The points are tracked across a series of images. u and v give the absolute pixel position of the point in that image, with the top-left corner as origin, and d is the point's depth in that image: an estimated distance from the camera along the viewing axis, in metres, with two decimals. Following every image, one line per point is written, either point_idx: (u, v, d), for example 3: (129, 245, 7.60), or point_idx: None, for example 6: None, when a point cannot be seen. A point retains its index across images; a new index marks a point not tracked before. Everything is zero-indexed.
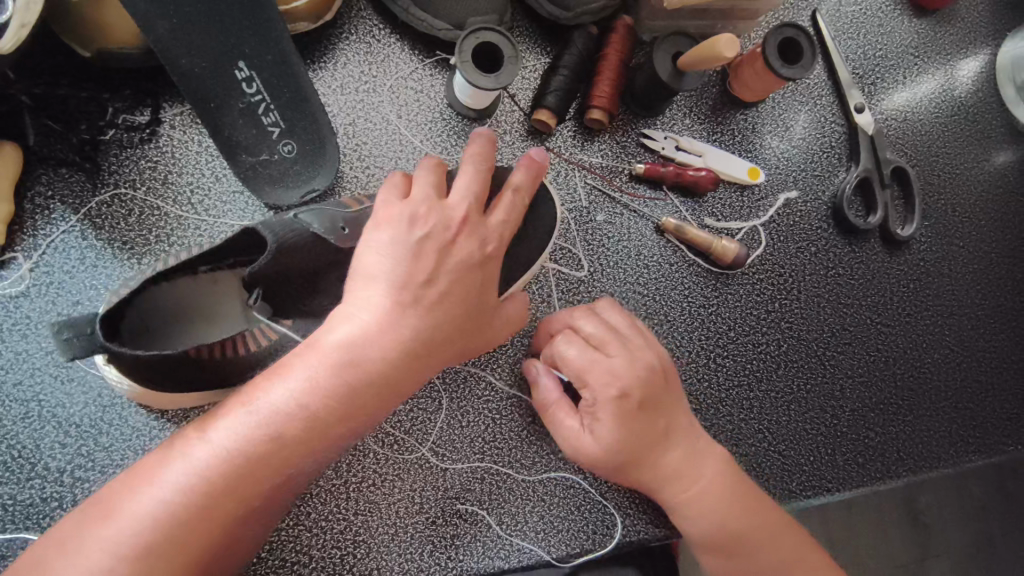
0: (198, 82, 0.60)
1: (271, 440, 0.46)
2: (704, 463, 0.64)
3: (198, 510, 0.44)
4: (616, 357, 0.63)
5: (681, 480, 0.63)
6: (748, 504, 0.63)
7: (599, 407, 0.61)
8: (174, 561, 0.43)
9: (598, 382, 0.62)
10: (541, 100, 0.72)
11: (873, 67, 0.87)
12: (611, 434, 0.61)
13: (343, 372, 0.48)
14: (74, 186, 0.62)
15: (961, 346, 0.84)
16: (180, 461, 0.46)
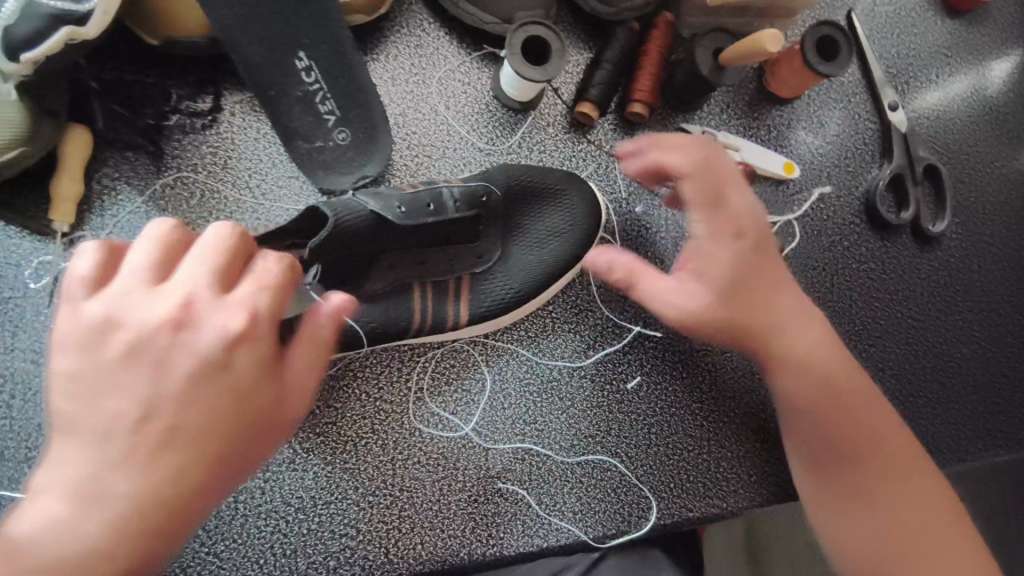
0: (261, 70, 0.63)
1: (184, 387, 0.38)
2: (810, 321, 0.61)
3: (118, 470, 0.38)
4: (730, 194, 0.56)
5: (795, 332, 0.60)
6: (860, 385, 0.61)
7: (716, 222, 0.56)
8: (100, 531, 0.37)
9: (718, 229, 0.56)
10: (584, 93, 0.74)
11: (906, 66, 0.88)
12: (736, 261, 0.56)
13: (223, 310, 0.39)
14: (139, 169, 0.65)
15: (990, 341, 0.85)
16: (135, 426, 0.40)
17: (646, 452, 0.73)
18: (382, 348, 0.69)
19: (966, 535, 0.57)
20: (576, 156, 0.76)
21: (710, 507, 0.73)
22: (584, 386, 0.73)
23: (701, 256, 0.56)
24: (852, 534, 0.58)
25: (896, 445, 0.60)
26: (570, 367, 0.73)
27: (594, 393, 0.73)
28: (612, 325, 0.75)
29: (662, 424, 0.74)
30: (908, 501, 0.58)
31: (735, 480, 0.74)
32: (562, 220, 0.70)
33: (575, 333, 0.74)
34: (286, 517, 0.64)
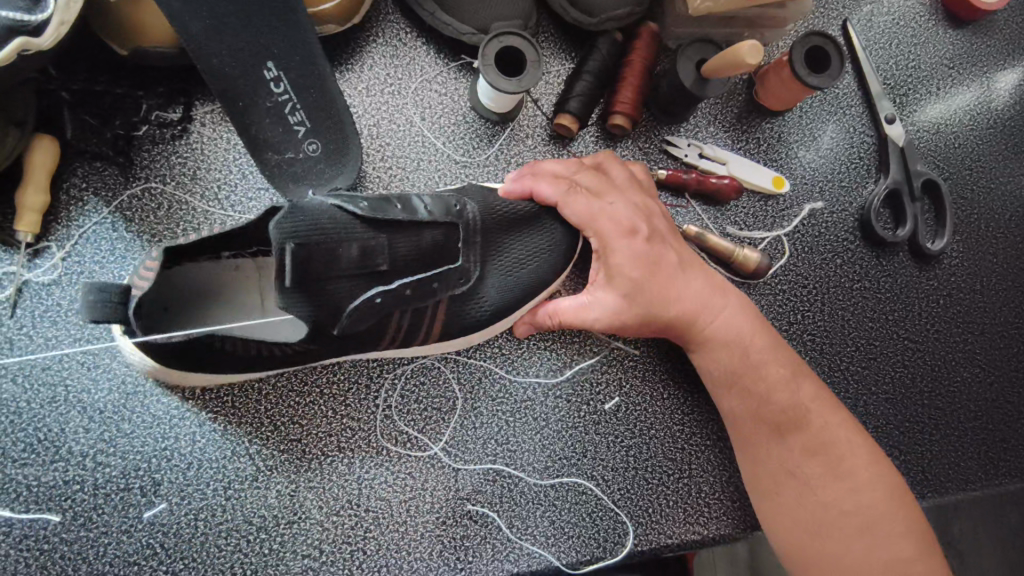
0: (229, 80, 0.62)
1: None
2: (725, 301, 0.66)
3: None
4: (616, 200, 0.65)
5: (710, 317, 0.64)
6: (782, 360, 0.65)
7: (607, 229, 0.64)
8: None
9: (608, 232, 0.64)
10: (564, 104, 0.72)
11: (905, 78, 0.85)
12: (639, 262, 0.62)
13: None
14: (107, 179, 0.64)
15: (994, 365, 0.81)
16: None
17: (624, 475, 0.70)
18: (351, 362, 0.68)
19: (882, 497, 0.60)
20: None
21: (690, 534, 0.70)
22: (559, 406, 0.71)
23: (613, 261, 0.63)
24: (780, 510, 0.62)
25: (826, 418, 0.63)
26: (546, 386, 0.71)
27: (570, 413, 0.71)
28: (589, 342, 0.72)
29: (641, 446, 0.71)
30: (834, 470, 0.61)
31: (718, 506, 0.71)
32: (542, 243, 0.67)
33: (552, 351, 0.72)
34: (247, 536, 0.63)
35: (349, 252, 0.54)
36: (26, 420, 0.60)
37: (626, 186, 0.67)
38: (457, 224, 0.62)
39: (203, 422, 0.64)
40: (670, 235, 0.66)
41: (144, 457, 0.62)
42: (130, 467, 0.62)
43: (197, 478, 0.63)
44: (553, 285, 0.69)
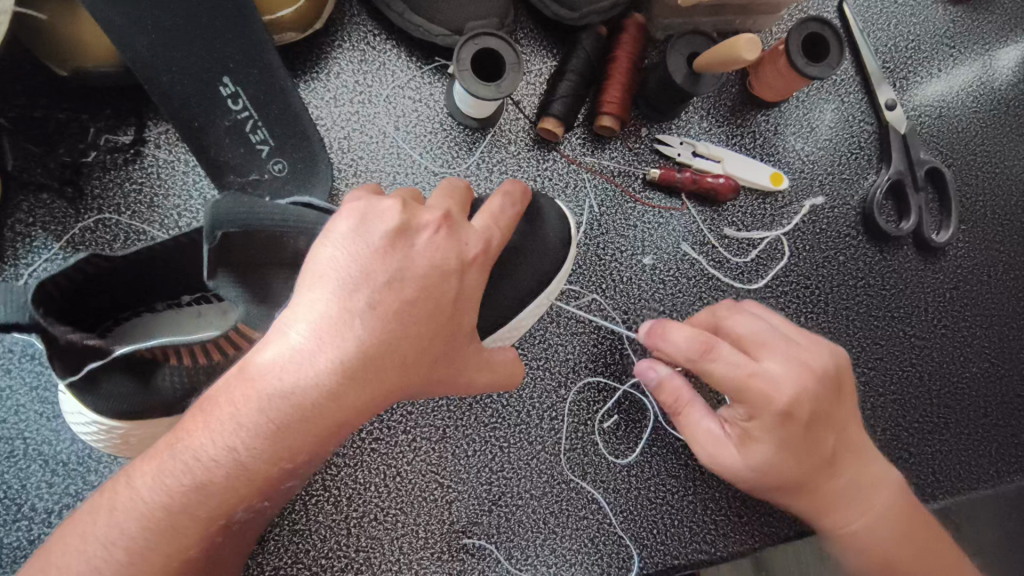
0: (181, 100, 0.57)
1: (191, 489, 0.40)
2: (873, 494, 0.58)
3: (267, 439, 0.40)
4: (770, 347, 0.52)
5: (850, 512, 0.57)
6: (926, 554, 0.58)
7: (757, 423, 0.52)
8: (290, 434, 0.40)
9: (758, 424, 0.52)
10: (548, 107, 0.67)
11: (904, 60, 0.81)
12: (757, 458, 0.53)
13: (192, 490, 0.40)
14: (55, 212, 0.59)
15: (1003, 358, 0.78)
16: (199, 430, 0.41)
17: (626, 497, 0.67)
18: None
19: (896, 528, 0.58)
20: (542, 175, 0.70)
21: (698, 553, 0.67)
22: (555, 429, 0.67)
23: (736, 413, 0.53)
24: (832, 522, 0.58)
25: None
26: (540, 409, 0.67)
27: (568, 434, 0.67)
28: (584, 359, 0.68)
29: (644, 465, 0.68)
30: (862, 515, 0.58)
31: (725, 523, 0.68)
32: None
33: (545, 370, 0.68)
34: None
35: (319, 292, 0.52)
36: None
37: (826, 374, 0.52)
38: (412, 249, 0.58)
39: None
40: (845, 422, 0.56)
41: None
42: None
43: None
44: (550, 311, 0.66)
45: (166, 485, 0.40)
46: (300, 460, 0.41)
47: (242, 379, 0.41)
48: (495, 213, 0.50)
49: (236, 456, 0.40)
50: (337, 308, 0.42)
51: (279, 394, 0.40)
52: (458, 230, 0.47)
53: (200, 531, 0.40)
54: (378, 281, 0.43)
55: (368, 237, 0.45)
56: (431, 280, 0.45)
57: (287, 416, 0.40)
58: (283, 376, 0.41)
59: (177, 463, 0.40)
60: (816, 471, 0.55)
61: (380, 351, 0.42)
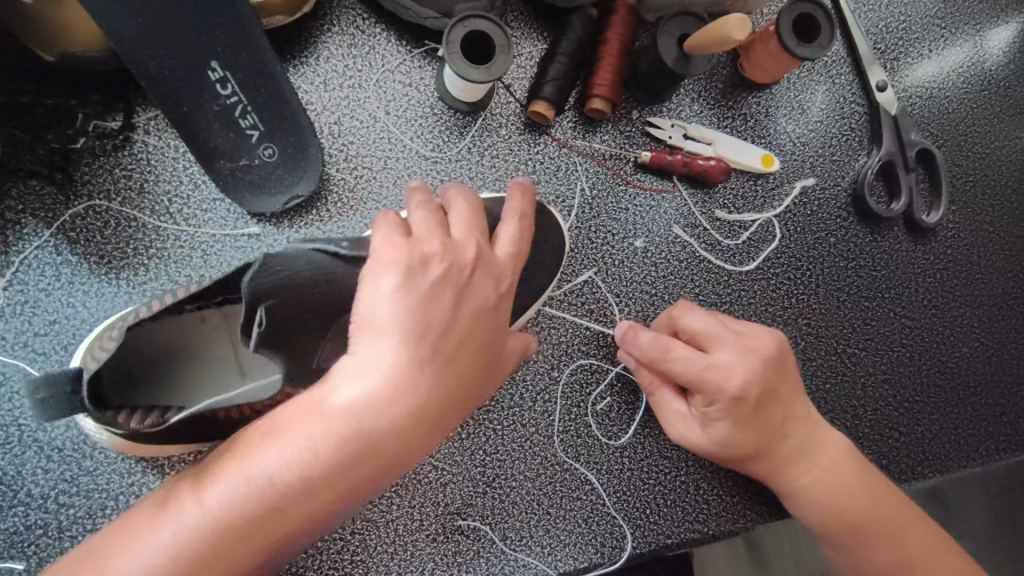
0: (169, 84, 0.57)
1: (254, 512, 0.41)
2: (842, 474, 0.60)
3: (332, 473, 0.41)
4: (723, 340, 0.58)
5: (804, 464, 0.60)
6: (880, 505, 0.60)
7: (714, 405, 0.57)
8: (357, 469, 0.42)
9: (717, 408, 0.57)
10: (538, 91, 0.67)
11: (895, 41, 0.81)
12: (718, 436, 0.58)
13: (256, 514, 0.41)
14: (45, 199, 0.59)
15: (992, 337, 0.79)
16: (263, 458, 0.42)
17: (619, 477, 0.68)
18: None
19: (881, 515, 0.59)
20: (533, 159, 0.70)
21: (690, 532, 0.68)
22: (548, 411, 0.67)
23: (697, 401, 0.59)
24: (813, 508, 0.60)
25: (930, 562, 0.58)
26: (533, 392, 0.67)
27: (561, 416, 0.67)
28: (577, 342, 0.69)
29: (636, 446, 0.68)
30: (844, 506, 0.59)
31: (717, 502, 0.69)
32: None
33: (538, 354, 0.68)
34: None
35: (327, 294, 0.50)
36: None
37: (770, 356, 0.58)
38: None
39: (177, 458, 0.59)
40: (795, 396, 0.60)
41: (108, 497, 0.58)
42: (96, 507, 0.57)
43: None
44: (544, 295, 0.67)
45: (228, 507, 0.41)
46: (358, 491, 0.43)
47: (313, 414, 0.42)
48: (520, 240, 0.52)
49: (303, 485, 0.41)
50: (399, 354, 0.43)
51: (352, 434, 0.42)
52: (490, 266, 0.49)
53: (256, 559, 0.41)
54: (434, 323, 0.45)
55: (422, 278, 0.45)
56: (477, 320, 0.47)
57: (357, 455, 0.42)
58: (352, 414, 0.42)
59: (246, 494, 0.41)
60: (766, 435, 0.58)
61: (440, 391, 0.44)
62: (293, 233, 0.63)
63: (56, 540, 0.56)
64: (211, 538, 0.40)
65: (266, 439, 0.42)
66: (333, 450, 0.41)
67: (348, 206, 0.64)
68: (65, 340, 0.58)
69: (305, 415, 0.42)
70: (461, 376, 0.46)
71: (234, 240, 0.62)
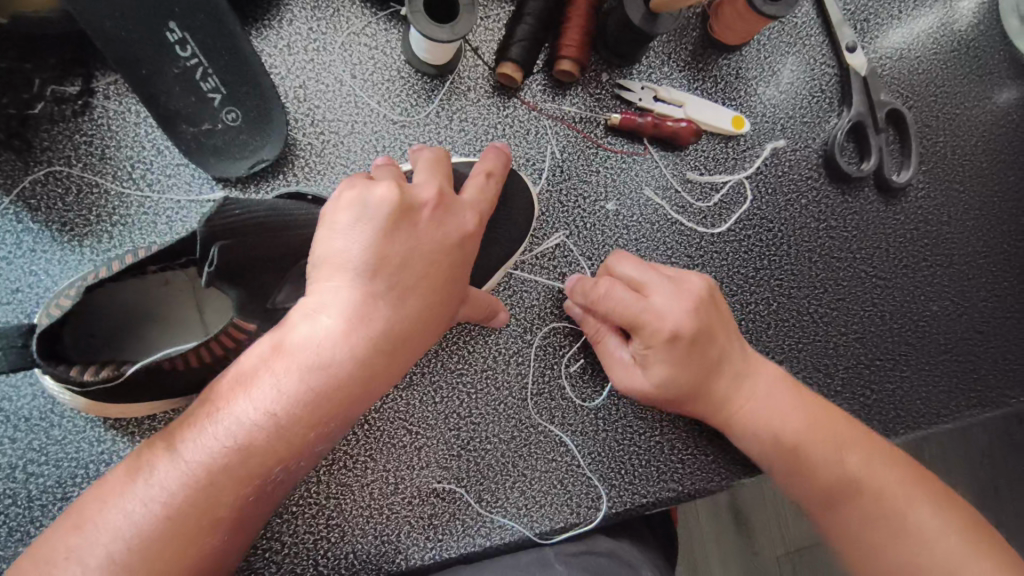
0: (126, 46, 0.56)
1: (233, 450, 0.44)
2: (784, 412, 0.60)
3: (305, 405, 0.44)
4: (658, 284, 0.62)
5: (744, 401, 0.61)
6: (827, 435, 0.59)
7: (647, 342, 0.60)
8: (329, 400, 0.45)
9: (652, 348, 0.60)
10: (505, 52, 0.66)
11: (864, 4, 0.81)
12: (657, 377, 0.60)
13: (235, 451, 0.44)
14: (4, 165, 0.58)
15: (963, 295, 0.79)
16: (240, 399, 0.44)
17: (594, 438, 0.68)
18: None
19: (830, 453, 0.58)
20: (502, 123, 0.69)
21: (666, 491, 0.68)
22: (522, 374, 0.67)
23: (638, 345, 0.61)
24: (754, 445, 0.61)
25: (886, 483, 0.57)
26: (507, 354, 0.67)
27: (535, 379, 0.67)
28: (550, 305, 0.69)
29: (611, 407, 0.68)
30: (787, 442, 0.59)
31: (692, 461, 0.69)
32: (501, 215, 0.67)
33: (510, 317, 0.68)
34: None
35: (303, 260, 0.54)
36: None
37: (701, 295, 0.62)
38: None
39: (147, 425, 0.59)
40: (726, 333, 0.62)
41: (77, 465, 0.57)
42: (66, 476, 0.57)
43: None
44: (513, 259, 0.67)
45: (209, 448, 0.44)
46: (333, 424, 0.46)
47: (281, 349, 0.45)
48: (481, 191, 0.56)
49: (278, 420, 0.44)
50: (361, 292, 0.46)
51: (315, 363, 0.44)
52: (450, 206, 0.53)
53: (240, 494, 0.44)
54: (391, 257, 0.48)
55: (374, 219, 0.48)
56: (437, 257, 0.50)
57: (322, 383, 0.44)
58: (317, 345, 0.45)
59: (226, 428, 0.44)
60: (702, 374, 0.60)
61: (401, 319, 0.48)
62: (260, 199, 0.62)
63: (23, 509, 0.56)
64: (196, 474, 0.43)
65: (241, 383, 0.45)
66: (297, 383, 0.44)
67: (316, 171, 0.64)
68: (28, 308, 0.57)
69: (274, 354, 0.45)
70: (424, 312, 0.49)
71: (198, 206, 0.61)
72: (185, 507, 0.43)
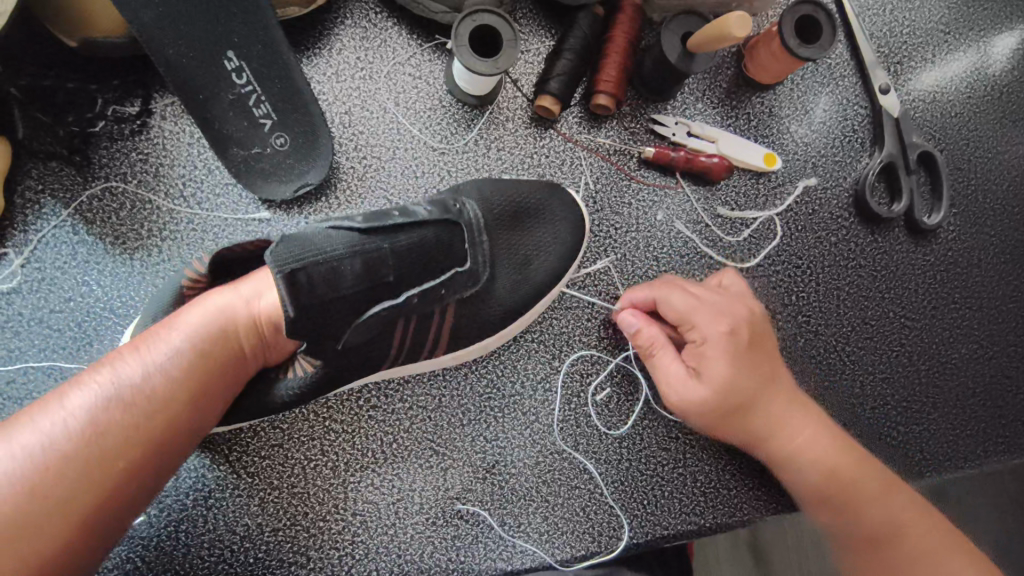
0: (186, 73, 0.59)
1: (92, 422, 0.43)
2: (827, 442, 0.61)
3: (158, 397, 0.45)
4: (711, 296, 0.63)
5: (792, 426, 0.61)
6: (869, 475, 0.60)
7: (709, 346, 0.60)
8: (174, 403, 0.46)
9: (710, 344, 0.60)
10: (545, 85, 0.68)
11: (899, 45, 0.82)
12: (717, 378, 0.59)
13: (99, 418, 0.43)
14: (64, 180, 0.61)
15: (992, 340, 0.79)
16: (121, 371, 0.46)
17: (617, 468, 0.68)
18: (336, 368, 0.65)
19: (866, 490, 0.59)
20: (538, 153, 0.71)
21: (687, 524, 0.68)
22: (549, 401, 0.68)
23: (697, 349, 0.61)
24: (802, 472, 0.61)
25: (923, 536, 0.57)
26: (534, 380, 0.68)
27: (561, 406, 0.68)
28: (578, 333, 0.70)
29: (635, 437, 0.69)
30: (832, 472, 0.60)
31: (714, 495, 0.69)
32: None
33: (540, 344, 0.69)
34: (231, 546, 0.61)
35: (357, 272, 0.52)
36: None
37: (753, 313, 0.63)
38: (457, 222, 0.59)
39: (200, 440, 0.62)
40: (774, 359, 0.63)
41: None
42: None
43: (176, 489, 0.62)
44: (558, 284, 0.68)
45: (81, 411, 0.43)
46: (174, 427, 0.46)
47: (208, 324, 0.50)
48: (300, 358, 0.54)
49: (145, 395, 0.45)
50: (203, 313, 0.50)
51: (185, 359, 0.47)
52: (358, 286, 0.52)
53: (114, 465, 0.43)
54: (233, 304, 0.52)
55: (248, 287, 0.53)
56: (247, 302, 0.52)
57: (185, 381, 0.47)
58: (178, 342, 0.48)
59: (111, 420, 0.43)
60: (760, 385, 0.61)
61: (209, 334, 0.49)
62: (302, 220, 0.65)
63: None
64: (90, 428, 0.43)
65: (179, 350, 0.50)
66: (211, 350, 0.49)
67: (357, 194, 0.66)
68: (79, 317, 0.60)
69: (164, 332, 0.48)
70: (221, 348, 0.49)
71: (244, 224, 0.64)
72: (89, 448, 0.42)
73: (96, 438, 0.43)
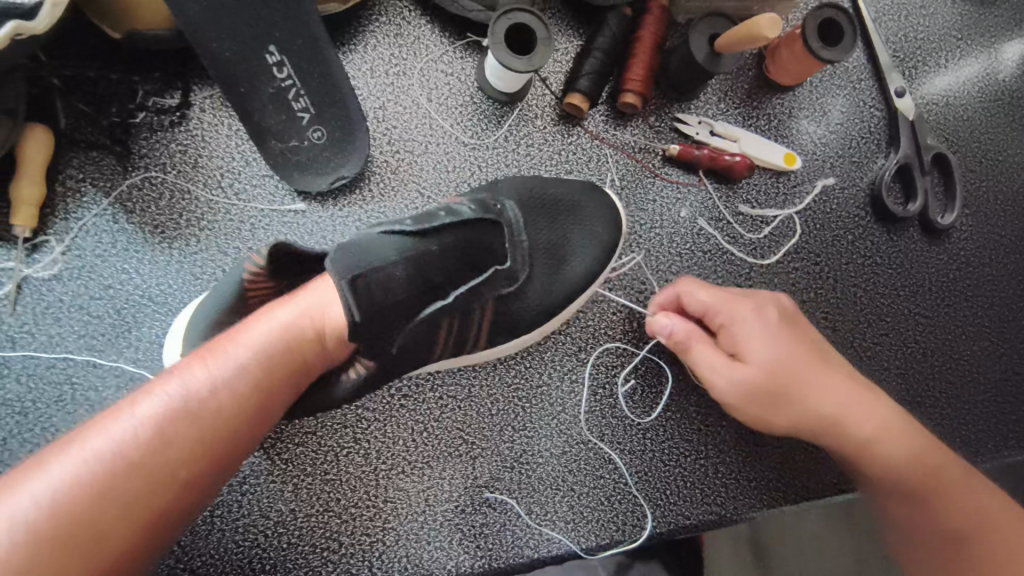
0: (228, 65, 0.60)
1: (157, 429, 0.43)
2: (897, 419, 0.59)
3: (221, 407, 0.46)
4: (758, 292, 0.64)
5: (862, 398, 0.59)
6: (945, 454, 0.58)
7: (764, 318, 0.60)
8: (235, 414, 0.46)
9: (766, 316, 0.60)
10: (574, 83, 0.70)
11: (913, 50, 0.84)
12: (780, 339, 0.59)
13: (164, 426, 0.43)
14: (104, 169, 0.62)
15: (1002, 337, 0.81)
16: (183, 380, 0.46)
17: (641, 458, 0.69)
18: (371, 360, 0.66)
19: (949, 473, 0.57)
20: (566, 150, 0.73)
21: (708, 514, 0.69)
22: (575, 392, 0.69)
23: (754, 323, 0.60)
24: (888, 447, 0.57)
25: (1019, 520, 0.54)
26: (561, 372, 0.70)
27: (587, 397, 0.69)
28: (604, 326, 0.71)
29: (659, 428, 0.70)
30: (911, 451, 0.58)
31: (735, 486, 0.70)
32: None
33: (567, 336, 0.70)
34: (265, 531, 0.62)
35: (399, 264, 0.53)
36: (31, 420, 0.58)
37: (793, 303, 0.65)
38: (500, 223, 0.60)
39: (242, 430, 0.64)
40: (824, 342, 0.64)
41: None
42: None
43: None
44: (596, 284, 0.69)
45: (145, 418, 0.43)
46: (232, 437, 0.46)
47: (272, 336, 0.50)
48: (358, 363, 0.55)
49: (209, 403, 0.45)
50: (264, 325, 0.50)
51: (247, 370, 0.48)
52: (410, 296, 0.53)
53: (174, 474, 0.43)
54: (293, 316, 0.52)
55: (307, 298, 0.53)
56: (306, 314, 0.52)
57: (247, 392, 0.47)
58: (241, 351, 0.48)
59: (176, 428, 0.43)
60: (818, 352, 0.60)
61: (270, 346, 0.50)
62: (336, 211, 0.66)
63: None
64: (158, 435, 0.43)
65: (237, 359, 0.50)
66: (271, 361, 0.49)
67: (390, 187, 0.67)
68: (118, 304, 0.61)
69: (226, 342, 0.48)
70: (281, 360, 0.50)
71: (280, 215, 0.65)
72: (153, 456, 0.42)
73: (165, 443, 0.43)
